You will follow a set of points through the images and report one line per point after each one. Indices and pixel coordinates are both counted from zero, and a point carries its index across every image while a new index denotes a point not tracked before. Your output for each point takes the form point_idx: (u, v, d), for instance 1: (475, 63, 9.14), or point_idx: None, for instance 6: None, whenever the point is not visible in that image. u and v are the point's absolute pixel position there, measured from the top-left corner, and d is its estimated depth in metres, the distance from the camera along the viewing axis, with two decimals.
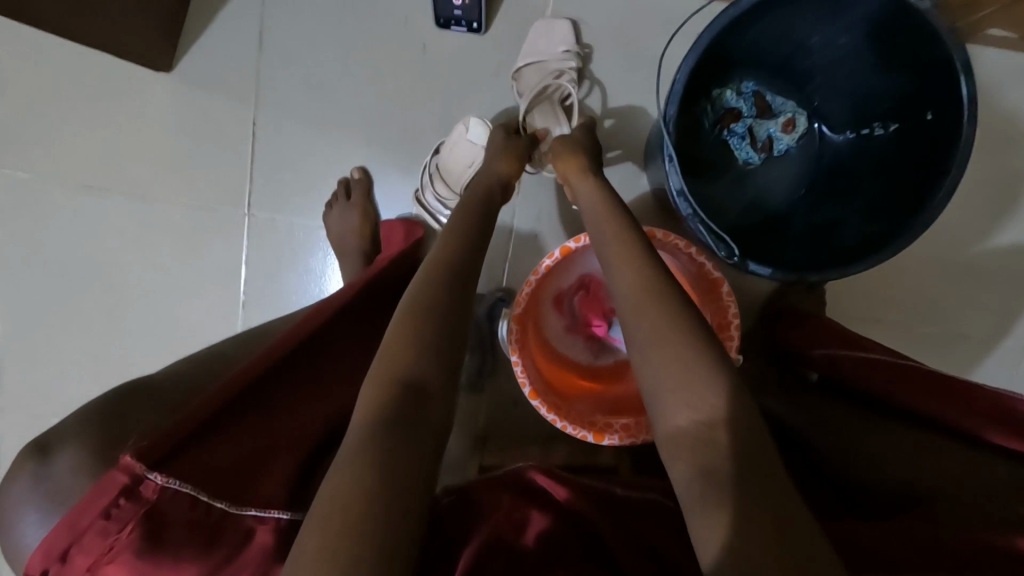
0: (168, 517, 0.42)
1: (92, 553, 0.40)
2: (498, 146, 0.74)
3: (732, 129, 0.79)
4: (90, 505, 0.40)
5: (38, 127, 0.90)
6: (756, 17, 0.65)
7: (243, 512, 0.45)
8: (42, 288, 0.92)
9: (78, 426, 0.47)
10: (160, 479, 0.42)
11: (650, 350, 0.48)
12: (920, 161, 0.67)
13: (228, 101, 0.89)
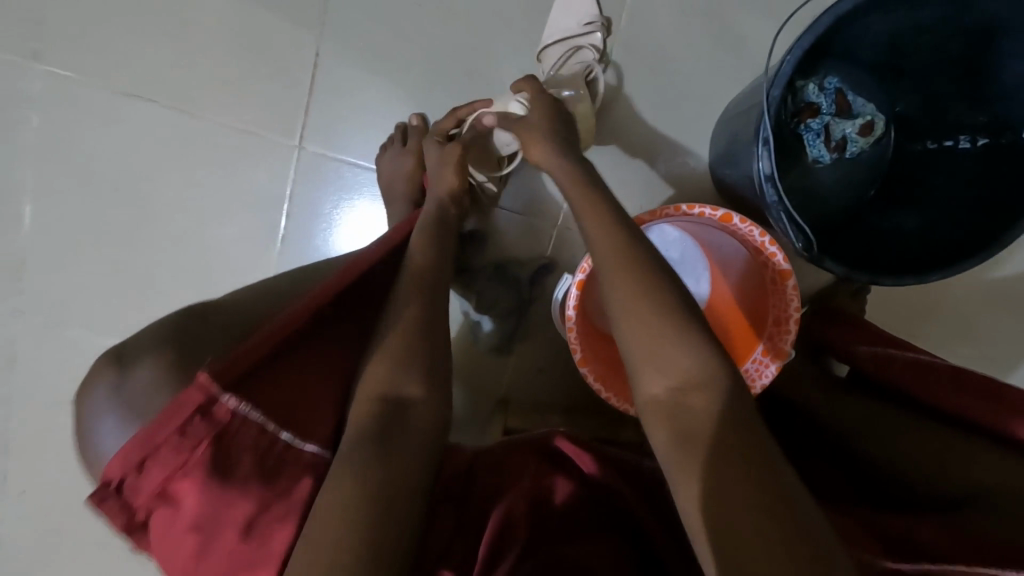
0: (236, 444, 0.44)
1: (166, 465, 0.42)
2: (438, 158, 0.75)
3: (809, 124, 0.74)
4: (165, 420, 0.41)
5: (94, 25, 0.87)
6: (878, 8, 0.62)
7: (303, 447, 0.47)
8: (81, 194, 0.92)
9: (153, 338, 0.49)
10: (233, 402, 0.44)
11: (629, 321, 0.50)
12: (1009, 174, 0.65)
13: (291, 26, 0.86)
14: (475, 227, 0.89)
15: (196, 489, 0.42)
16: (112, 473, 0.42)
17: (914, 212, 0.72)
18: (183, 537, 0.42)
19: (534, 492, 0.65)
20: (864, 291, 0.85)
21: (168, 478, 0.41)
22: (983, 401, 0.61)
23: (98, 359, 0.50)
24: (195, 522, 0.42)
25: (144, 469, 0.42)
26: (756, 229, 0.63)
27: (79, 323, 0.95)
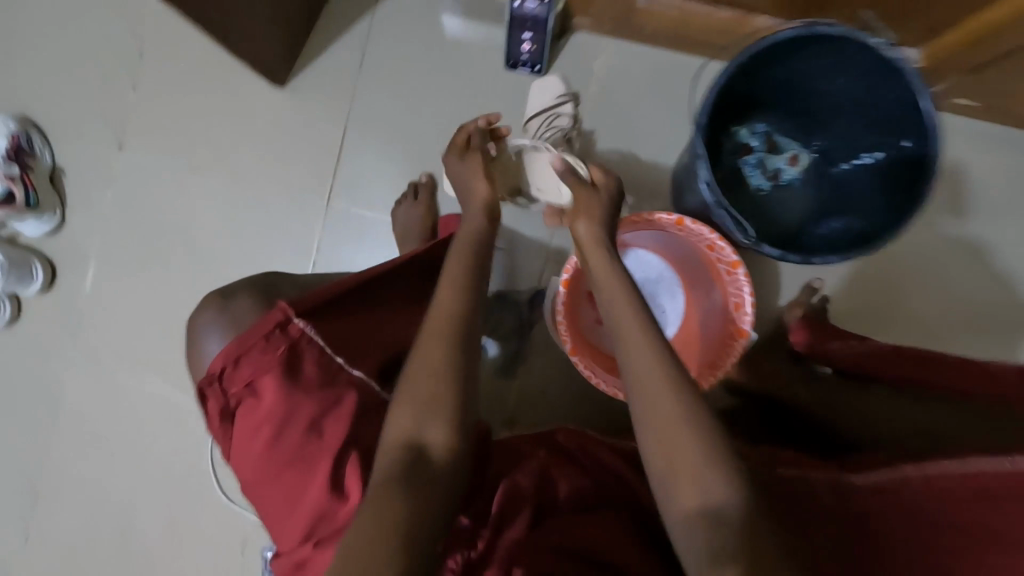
0: (304, 356, 0.56)
1: (254, 363, 0.55)
2: (474, 166, 0.72)
3: (747, 159, 0.93)
4: (256, 327, 0.55)
5: (167, 119, 1.08)
6: (769, 63, 0.77)
7: (353, 372, 0.58)
8: (140, 253, 1.09)
9: (251, 286, 0.64)
10: (302, 323, 0.56)
11: (659, 431, 0.51)
12: (904, 180, 0.76)
13: (326, 112, 1.07)
14: (480, 265, 1.03)
15: (273, 384, 0.54)
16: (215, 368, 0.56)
17: (842, 222, 0.84)
18: (260, 421, 0.54)
19: (539, 472, 0.69)
20: (823, 300, 0.97)
21: (256, 372, 0.54)
22: (975, 381, 0.73)
23: (207, 295, 0.65)
24: (271, 409, 0.53)
25: (238, 363, 0.55)
26: (704, 227, 0.77)
27: (125, 368, 1.08)
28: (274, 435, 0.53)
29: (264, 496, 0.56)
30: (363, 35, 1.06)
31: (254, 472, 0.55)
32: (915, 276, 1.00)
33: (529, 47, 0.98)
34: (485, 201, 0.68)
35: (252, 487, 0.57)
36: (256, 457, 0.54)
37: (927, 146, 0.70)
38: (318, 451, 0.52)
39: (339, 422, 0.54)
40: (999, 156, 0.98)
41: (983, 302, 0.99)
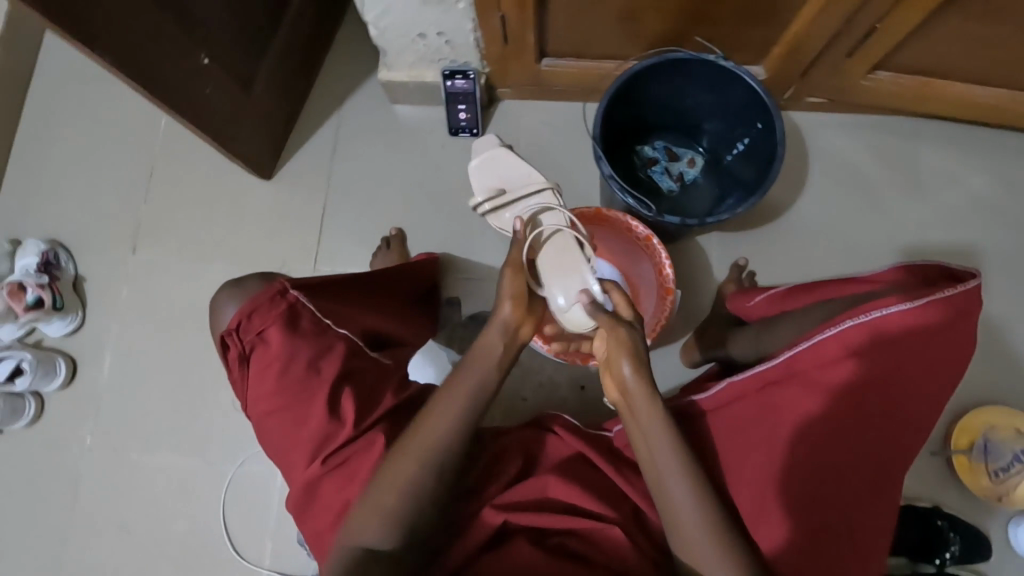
0: (299, 315, 0.72)
1: (262, 318, 0.71)
2: (510, 286, 0.71)
3: (655, 169, 1.11)
4: (264, 292, 0.72)
5: (174, 220, 1.28)
6: (644, 84, 1.00)
7: (337, 331, 0.73)
8: (152, 337, 1.22)
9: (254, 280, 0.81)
10: (294, 292, 0.72)
11: (678, 519, 0.66)
12: (770, 150, 0.97)
13: (308, 193, 1.28)
14: (454, 295, 1.18)
15: (277, 333, 0.69)
16: (232, 322, 0.72)
17: (734, 197, 1.04)
18: (268, 362, 0.69)
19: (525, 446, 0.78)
20: (751, 275, 1.10)
21: (263, 324, 0.70)
22: (880, 282, 0.79)
23: (223, 285, 0.81)
24: (277, 351, 0.69)
25: (249, 318, 0.71)
26: (617, 213, 0.96)
27: (138, 446, 1.17)
28: (280, 372, 0.68)
29: (269, 428, 0.70)
30: (333, 130, 1.30)
31: (261, 406, 0.69)
32: (823, 243, 1.15)
33: (465, 115, 1.21)
34: (511, 321, 0.69)
35: (259, 421, 0.70)
36: (265, 392, 0.69)
37: (775, 119, 0.92)
38: (316, 384, 0.68)
39: (331, 362, 0.70)
40: (860, 138, 1.19)
41: (884, 255, 1.14)
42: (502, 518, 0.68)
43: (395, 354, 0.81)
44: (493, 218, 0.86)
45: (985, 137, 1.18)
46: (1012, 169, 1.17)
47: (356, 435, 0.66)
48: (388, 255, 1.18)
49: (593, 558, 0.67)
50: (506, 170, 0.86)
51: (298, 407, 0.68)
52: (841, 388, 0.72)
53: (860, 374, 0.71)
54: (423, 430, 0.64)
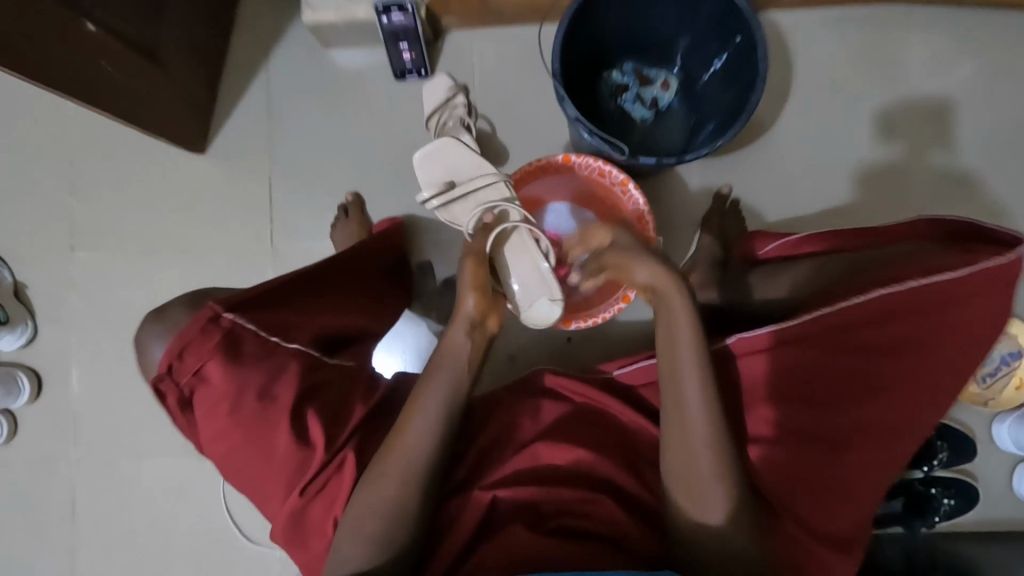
0: (240, 339, 0.67)
1: (197, 354, 0.67)
2: (473, 273, 0.70)
3: (625, 97, 1.00)
4: (192, 324, 0.67)
5: (109, 213, 1.17)
6: None
7: (288, 346, 0.70)
8: (115, 339, 1.16)
9: (184, 301, 0.75)
10: (229, 316, 0.67)
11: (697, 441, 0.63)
12: (750, 66, 0.86)
13: (249, 165, 1.16)
14: (424, 260, 1.11)
15: (217, 367, 0.66)
16: (163, 367, 0.67)
17: (713, 124, 0.93)
18: (215, 400, 0.65)
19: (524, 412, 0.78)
20: (734, 204, 1.04)
21: (198, 361, 0.66)
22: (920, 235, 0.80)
23: (146, 319, 0.75)
24: (223, 388, 0.65)
25: (181, 358, 0.66)
26: (587, 158, 0.93)
27: (126, 451, 1.14)
28: (231, 407, 0.65)
29: (237, 465, 0.67)
30: (264, 87, 1.15)
31: (221, 446, 0.66)
32: (810, 157, 1.08)
33: (409, 56, 1.07)
34: (473, 312, 0.69)
35: (223, 461, 0.67)
36: (222, 431, 0.65)
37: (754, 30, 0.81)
38: (276, 413, 0.64)
39: (286, 386, 0.66)
40: (847, 34, 1.08)
41: (875, 164, 1.07)
42: (492, 495, 0.68)
43: (357, 351, 0.78)
44: (443, 212, 0.83)
45: (980, 16, 1.08)
46: (1009, 49, 1.07)
47: (330, 458, 0.64)
48: (348, 226, 1.09)
49: (590, 529, 0.66)
50: (453, 161, 0.83)
51: (260, 441, 0.65)
52: (864, 345, 0.71)
53: (885, 335, 0.71)
54: (406, 436, 0.63)
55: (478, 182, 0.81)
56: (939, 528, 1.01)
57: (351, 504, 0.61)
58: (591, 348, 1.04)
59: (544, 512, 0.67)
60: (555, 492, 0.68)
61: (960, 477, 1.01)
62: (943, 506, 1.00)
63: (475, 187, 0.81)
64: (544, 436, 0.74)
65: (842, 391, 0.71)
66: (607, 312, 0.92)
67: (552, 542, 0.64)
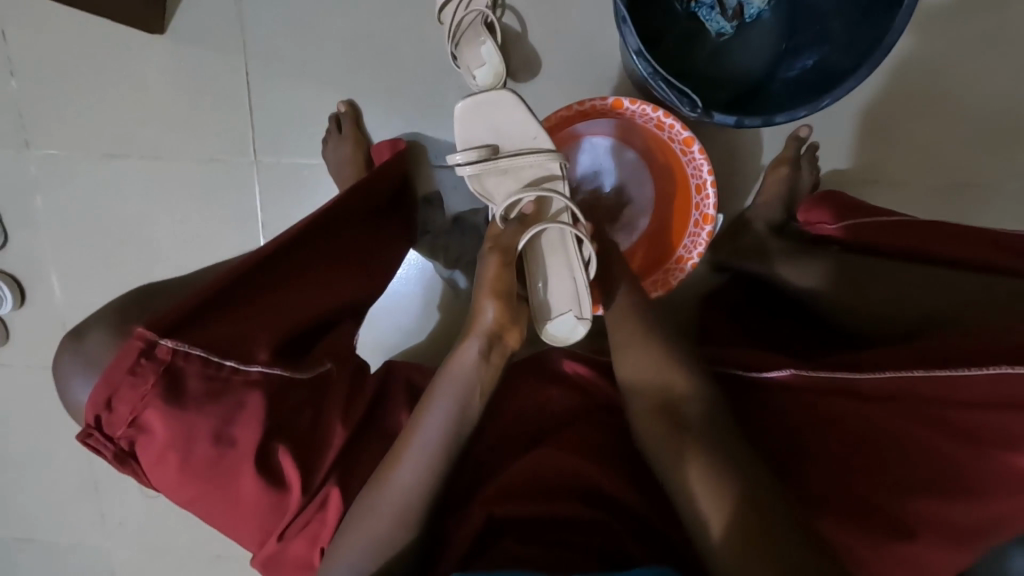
0: (184, 373, 0.54)
1: (130, 400, 0.53)
2: (495, 278, 0.61)
3: (700, 0, 0.75)
4: (116, 365, 0.52)
5: (60, 107, 0.98)
6: None
7: (250, 367, 0.57)
8: (92, 254, 1.05)
9: (105, 315, 0.59)
10: (169, 343, 0.53)
11: (664, 444, 0.58)
12: None
13: (220, 55, 0.94)
14: (433, 191, 0.95)
15: (158, 414, 0.52)
16: (88, 418, 0.53)
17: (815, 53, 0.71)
18: (165, 454, 0.54)
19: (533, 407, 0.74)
20: (811, 150, 0.86)
21: (136, 410, 0.53)
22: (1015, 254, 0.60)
23: (61, 339, 0.59)
24: (172, 440, 0.53)
25: (112, 409, 0.52)
26: (646, 106, 0.75)
27: None
28: (186, 460, 0.53)
29: (206, 511, 0.58)
30: None
31: (183, 496, 0.56)
32: (910, 98, 0.88)
33: None
34: (494, 326, 0.60)
35: (188, 507, 0.58)
36: (179, 483, 0.55)
37: None
38: (242, 462, 0.54)
39: (250, 428, 0.55)
40: None
41: (990, 112, 0.87)
42: (487, 512, 0.61)
43: (335, 347, 0.67)
44: (474, 182, 0.67)
45: None
46: None
47: (308, 501, 0.55)
48: (342, 144, 0.92)
49: (590, 541, 0.59)
50: (505, 119, 0.67)
51: (226, 492, 0.55)
52: (940, 419, 0.54)
53: (968, 418, 0.53)
54: (394, 472, 0.55)
55: (526, 158, 0.65)
56: None
57: (340, 532, 0.55)
58: None
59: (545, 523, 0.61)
60: (557, 504, 0.61)
61: None
62: None
63: (520, 162, 0.65)
64: (548, 439, 0.69)
65: (901, 474, 0.55)
66: None
67: (545, 554, 0.58)
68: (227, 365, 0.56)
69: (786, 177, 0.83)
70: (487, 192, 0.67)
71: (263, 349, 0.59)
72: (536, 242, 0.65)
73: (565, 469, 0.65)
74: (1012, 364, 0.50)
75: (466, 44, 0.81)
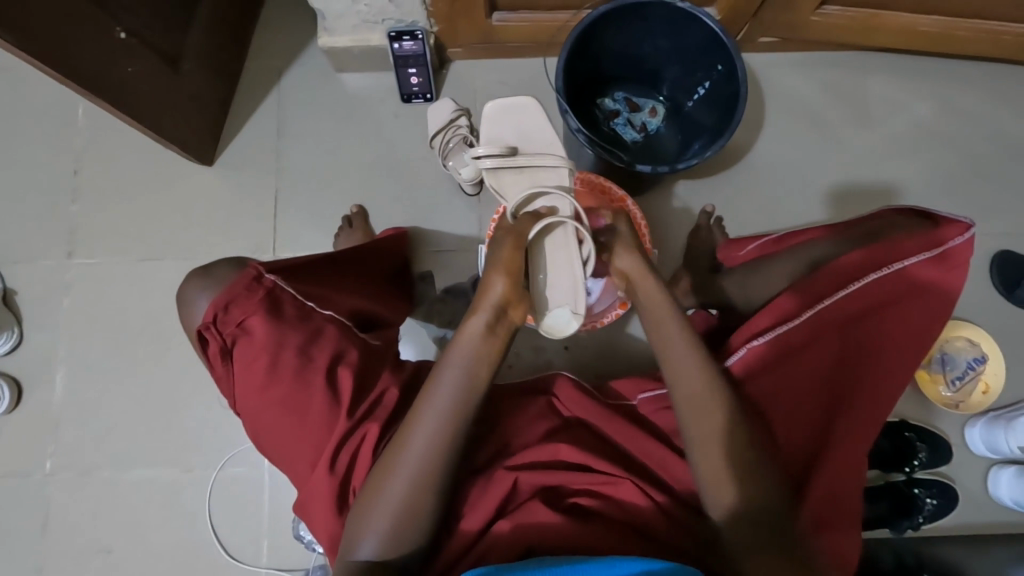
0: (282, 299, 0.76)
1: (242, 308, 0.75)
2: (502, 258, 0.70)
3: (617, 122, 1.10)
4: (239, 281, 0.76)
5: (108, 221, 1.18)
6: (601, 31, 0.97)
7: (322, 312, 0.78)
8: (105, 346, 1.14)
9: (226, 263, 0.84)
10: (272, 277, 0.77)
11: (710, 459, 0.66)
12: (731, 89, 0.97)
13: (256, 177, 1.19)
14: (425, 270, 1.15)
15: (260, 319, 0.74)
16: (207, 317, 0.75)
17: (699, 143, 1.03)
18: (254, 351, 0.73)
19: (534, 415, 0.79)
20: (719, 220, 1.11)
21: (243, 313, 0.74)
22: (867, 220, 0.88)
23: (189, 273, 0.84)
24: (262, 339, 0.73)
25: (227, 310, 0.74)
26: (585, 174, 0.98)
27: (107, 464, 1.10)
28: (269, 357, 0.72)
29: (268, 423, 0.72)
30: (274, 106, 1.21)
31: (254, 397, 0.72)
32: (786, 185, 1.17)
33: (416, 80, 1.15)
34: (502, 298, 0.67)
35: (255, 413, 0.72)
36: (256, 379, 0.72)
37: (734, 58, 0.92)
38: (311, 369, 0.72)
39: (321, 347, 0.74)
40: (809, 75, 1.21)
41: (842, 191, 1.17)
42: (514, 476, 0.71)
43: (384, 335, 0.85)
44: (493, 177, 0.85)
45: (922, 64, 1.22)
46: (949, 93, 1.21)
47: (354, 428, 0.69)
48: (352, 234, 1.13)
49: (604, 513, 0.68)
50: (525, 133, 0.89)
51: (295, 399, 0.71)
52: (844, 328, 0.76)
53: (858, 322, 0.76)
54: (412, 437, 0.64)
55: (544, 161, 0.84)
56: (922, 529, 1.03)
57: (369, 489, 0.64)
58: (588, 353, 1.07)
59: (562, 491, 0.71)
60: (574, 477, 0.71)
61: (939, 478, 1.04)
62: (927, 506, 1.02)
63: (536, 163, 0.84)
64: (558, 432, 0.76)
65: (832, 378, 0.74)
66: (605, 317, 0.95)
67: (578, 528, 0.66)
68: (309, 304, 0.78)
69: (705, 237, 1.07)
70: (504, 185, 0.84)
71: (333, 307, 0.81)
72: (544, 237, 0.77)
73: (576, 461, 0.72)
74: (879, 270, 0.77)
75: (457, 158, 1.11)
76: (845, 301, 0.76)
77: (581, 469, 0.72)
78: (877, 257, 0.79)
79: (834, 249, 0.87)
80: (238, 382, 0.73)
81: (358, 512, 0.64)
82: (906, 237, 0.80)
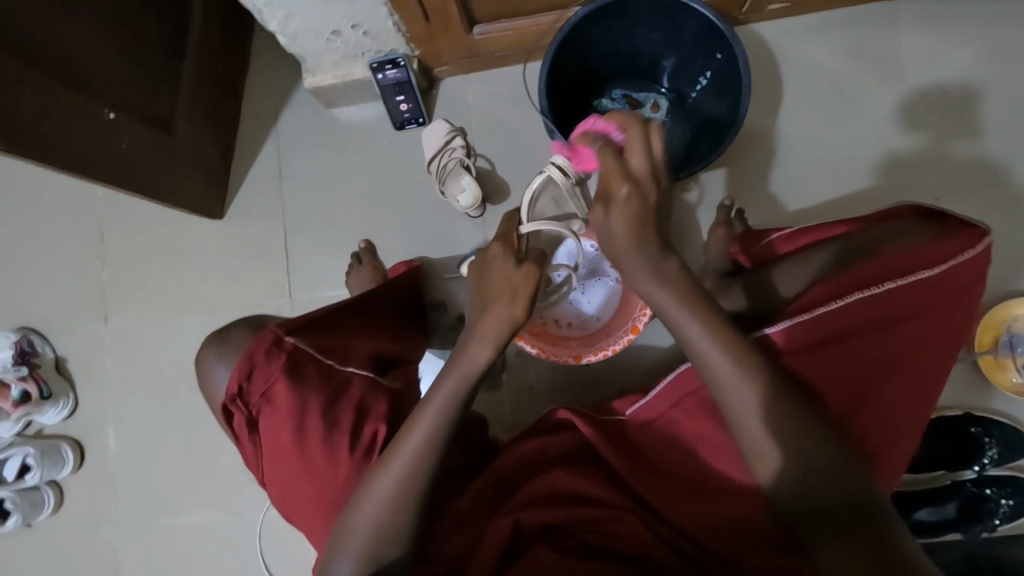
0: (303, 359, 0.77)
1: (263, 375, 0.76)
2: (510, 280, 0.67)
3: None
4: (259, 346, 0.77)
5: (135, 283, 1.23)
6: (588, 32, 0.92)
7: (344, 367, 0.79)
8: (150, 402, 1.20)
9: (246, 328, 0.88)
10: (291, 339, 0.78)
11: (802, 463, 0.57)
12: (735, 73, 0.89)
13: (264, 224, 1.21)
14: (438, 297, 1.13)
15: (282, 384, 0.74)
16: (233, 388, 0.76)
17: (708, 135, 0.96)
18: (278, 419, 0.73)
19: (534, 449, 0.75)
20: (740, 215, 1.00)
21: (266, 380, 0.75)
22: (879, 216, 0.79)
23: (207, 338, 0.88)
24: (285, 406, 0.73)
25: (250, 379, 0.76)
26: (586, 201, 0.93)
27: (164, 512, 1.17)
28: (294, 426, 0.72)
29: (296, 490, 0.74)
30: (274, 150, 1.22)
31: (280, 466, 0.74)
32: (813, 164, 1.07)
33: (405, 106, 1.12)
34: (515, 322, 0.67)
35: (283, 481, 0.74)
36: (283, 450, 0.73)
37: (734, 44, 0.86)
38: (336, 432, 0.72)
39: (344, 408, 0.74)
40: (831, 38, 1.09)
41: (877, 162, 1.06)
42: (515, 519, 0.68)
43: (403, 375, 0.85)
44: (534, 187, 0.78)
45: (964, 8, 1.07)
46: (1001, 34, 1.06)
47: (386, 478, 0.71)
48: (361, 271, 1.11)
49: (613, 546, 0.65)
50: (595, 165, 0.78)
51: (319, 466, 0.72)
52: (871, 337, 0.66)
53: (886, 333, 0.66)
54: (388, 460, 0.64)
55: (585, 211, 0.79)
56: (998, 531, 0.95)
57: (346, 518, 0.64)
58: (612, 371, 1.02)
59: (565, 529, 0.68)
60: (572, 509, 0.68)
61: (1016, 474, 0.94)
62: (1001, 508, 0.93)
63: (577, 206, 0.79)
64: (564, 463, 0.73)
65: (866, 396, 0.65)
66: (616, 344, 0.90)
67: (589, 565, 0.63)
68: (331, 361, 0.78)
69: (725, 236, 0.98)
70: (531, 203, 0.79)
71: (359, 355, 0.82)
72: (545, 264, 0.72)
73: (579, 490, 0.70)
74: (902, 274, 0.66)
75: (456, 184, 1.08)
76: (839, 315, 0.66)
77: (585, 501, 0.69)
78: (907, 258, 0.68)
79: (854, 239, 0.75)
80: (267, 450, 0.75)
81: (334, 539, 0.65)
82: (919, 244, 0.69)
